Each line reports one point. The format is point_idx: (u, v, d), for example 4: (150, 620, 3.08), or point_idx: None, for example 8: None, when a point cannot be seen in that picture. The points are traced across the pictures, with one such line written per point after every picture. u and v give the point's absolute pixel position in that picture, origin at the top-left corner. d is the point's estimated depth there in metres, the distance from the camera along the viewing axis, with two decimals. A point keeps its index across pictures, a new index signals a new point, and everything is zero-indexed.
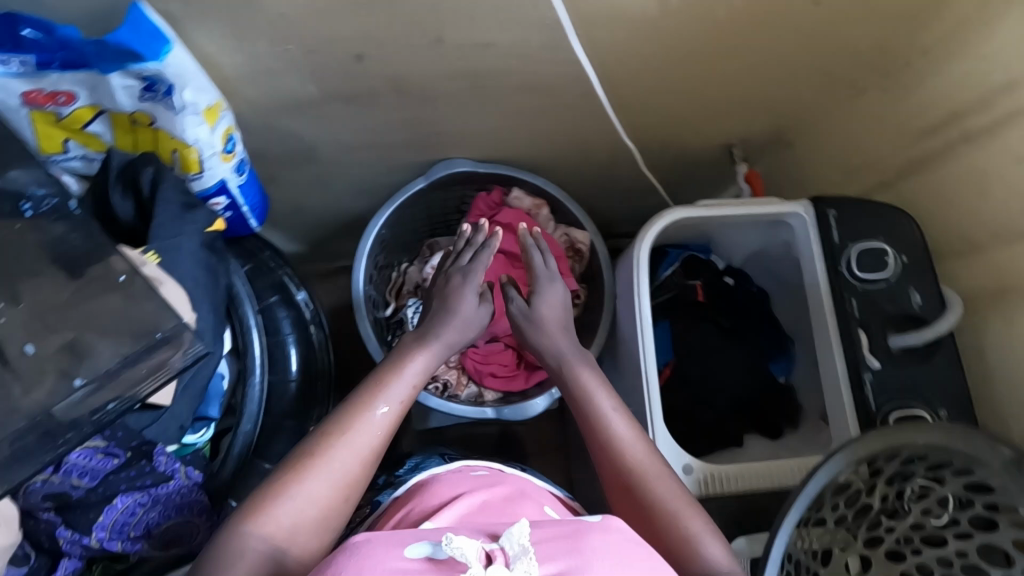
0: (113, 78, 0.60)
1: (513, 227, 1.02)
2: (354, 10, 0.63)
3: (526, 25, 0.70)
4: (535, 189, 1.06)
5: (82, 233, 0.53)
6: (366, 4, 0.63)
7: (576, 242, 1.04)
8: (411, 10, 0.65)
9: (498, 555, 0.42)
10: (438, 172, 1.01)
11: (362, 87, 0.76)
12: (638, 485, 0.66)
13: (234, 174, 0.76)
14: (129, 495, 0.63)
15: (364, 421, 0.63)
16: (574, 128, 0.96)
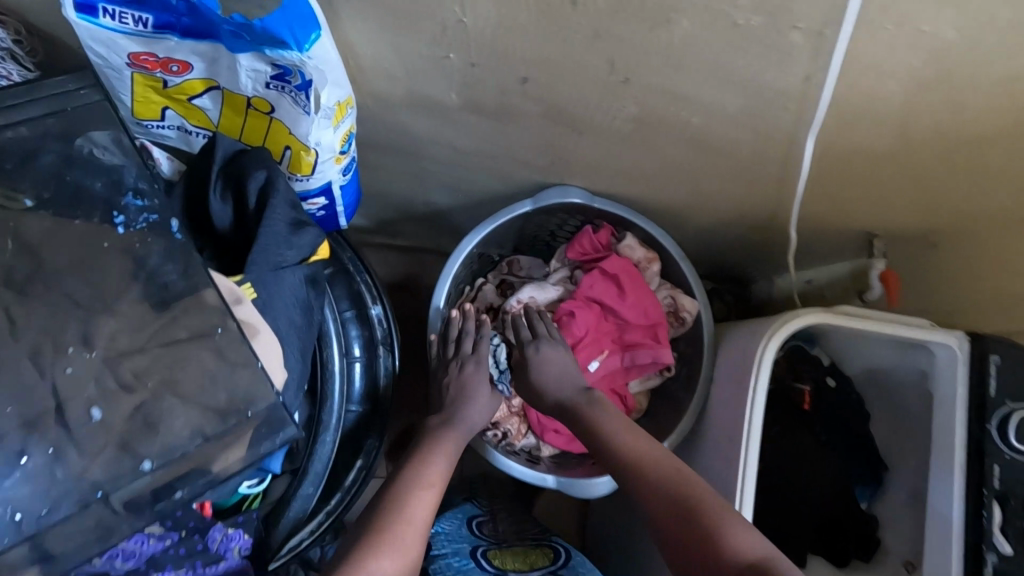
0: (242, 60, 0.48)
1: (617, 278, 0.91)
2: (546, 35, 0.50)
3: (733, 88, 0.56)
4: (648, 237, 0.94)
5: (178, 262, 0.47)
6: (560, 32, 0.50)
7: (680, 308, 0.92)
8: (610, 49, 0.52)
9: None
10: (550, 200, 0.88)
11: (509, 105, 0.64)
12: (653, 483, 0.61)
13: (342, 175, 0.65)
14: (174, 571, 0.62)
15: (415, 497, 0.63)
16: (718, 189, 0.83)
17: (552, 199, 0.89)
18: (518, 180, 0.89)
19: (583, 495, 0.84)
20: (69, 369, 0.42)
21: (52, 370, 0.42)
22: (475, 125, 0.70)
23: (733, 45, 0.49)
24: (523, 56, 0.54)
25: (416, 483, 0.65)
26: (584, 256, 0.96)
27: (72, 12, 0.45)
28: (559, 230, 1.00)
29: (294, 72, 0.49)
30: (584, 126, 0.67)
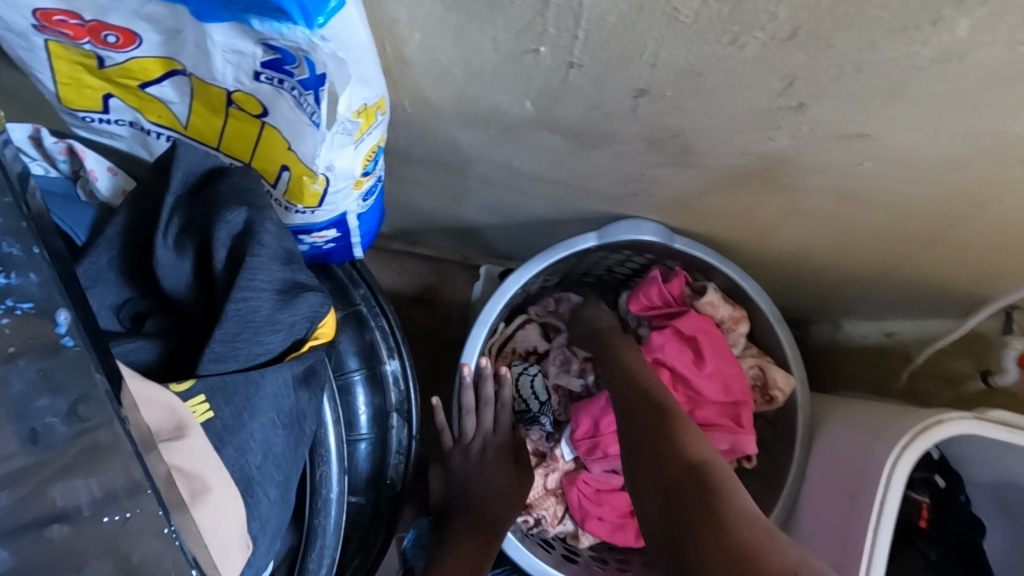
0: (215, 34, 0.30)
1: (694, 342, 0.74)
2: (707, 34, 0.32)
3: (958, 133, 0.37)
4: (735, 290, 0.75)
5: (69, 388, 0.24)
6: (729, 32, 0.31)
7: (771, 386, 0.75)
8: (799, 65, 0.33)
9: None
10: (621, 238, 0.69)
11: (604, 125, 0.45)
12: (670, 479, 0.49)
13: (361, 202, 0.47)
14: None
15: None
16: (847, 246, 0.64)
17: (622, 235, 0.70)
18: (583, 208, 0.70)
19: None
20: None
21: None
22: (548, 144, 0.51)
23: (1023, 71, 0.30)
24: (656, 61, 0.35)
25: None
26: (652, 310, 0.77)
27: None
28: (620, 267, 0.81)
29: (298, 59, 0.30)
30: (701, 158, 0.49)
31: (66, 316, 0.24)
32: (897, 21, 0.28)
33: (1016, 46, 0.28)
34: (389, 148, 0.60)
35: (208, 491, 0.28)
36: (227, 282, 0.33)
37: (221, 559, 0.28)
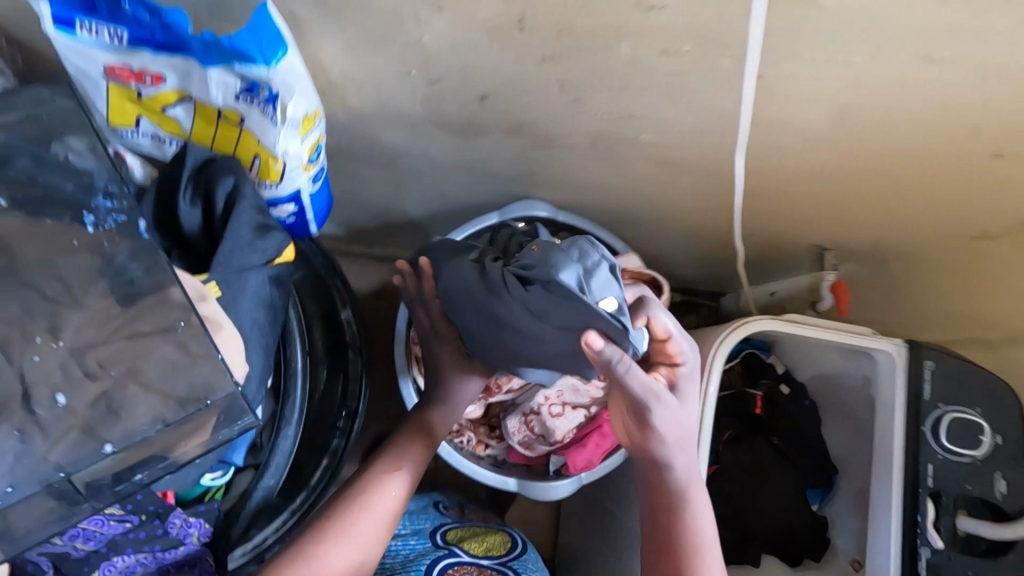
0: (213, 73, 0.51)
1: None
2: (503, 53, 0.54)
3: (680, 108, 0.61)
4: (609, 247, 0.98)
5: (145, 262, 0.45)
6: (517, 54, 0.54)
7: None
8: (563, 69, 0.56)
9: None
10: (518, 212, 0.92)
11: (474, 120, 0.68)
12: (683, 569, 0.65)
13: (311, 183, 0.68)
14: (132, 555, 0.57)
15: (341, 548, 0.62)
16: (679, 203, 0.87)
17: (517, 212, 0.92)
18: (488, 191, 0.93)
19: (542, 497, 0.85)
20: (37, 357, 0.41)
21: (19, 358, 0.40)
22: (446, 136, 0.73)
23: (681, 72, 0.54)
24: (489, 75, 0.58)
25: (389, 472, 0.70)
26: None
27: (51, 26, 0.47)
28: None
29: (263, 85, 0.52)
30: (549, 140, 0.71)
31: (144, 224, 0.46)
32: (594, 41, 0.51)
33: (661, 53, 0.52)
34: (334, 150, 0.81)
35: (224, 321, 0.49)
36: (224, 220, 0.54)
37: (232, 366, 0.49)
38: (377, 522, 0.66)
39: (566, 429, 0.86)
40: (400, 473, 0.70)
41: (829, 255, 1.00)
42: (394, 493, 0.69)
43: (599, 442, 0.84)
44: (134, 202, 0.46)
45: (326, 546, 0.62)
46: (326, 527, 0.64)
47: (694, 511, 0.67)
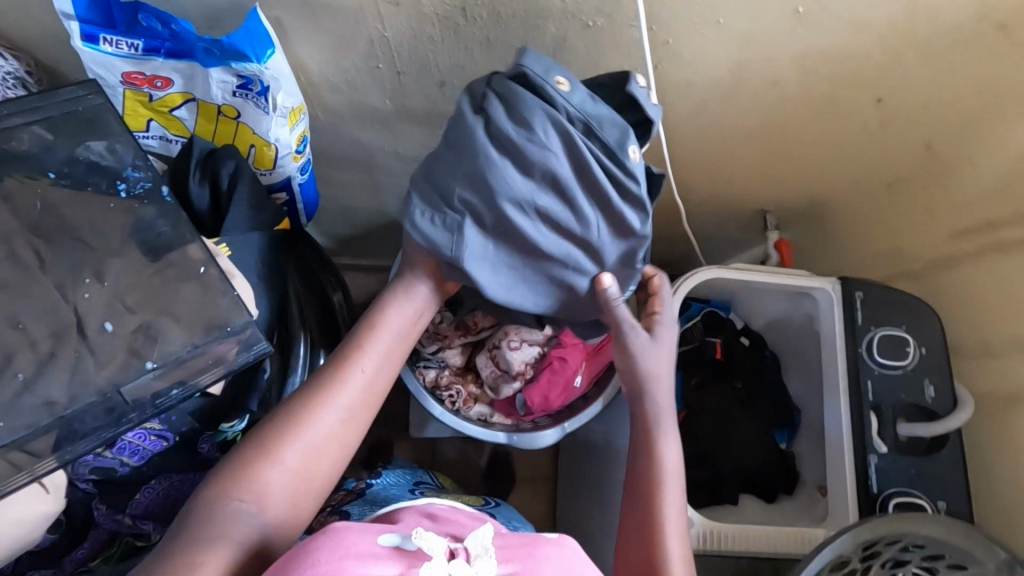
0: (213, 73, 0.62)
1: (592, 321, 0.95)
2: (453, 38, 0.66)
3: (608, 79, 0.72)
4: None
5: (169, 220, 0.55)
6: (466, 38, 0.66)
7: None
8: (505, 50, 0.67)
9: (461, 553, 0.48)
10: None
11: (436, 109, 0.79)
12: (641, 495, 0.66)
13: (299, 174, 0.77)
14: (167, 477, 0.64)
15: (296, 445, 0.60)
16: None
17: None
18: None
19: (531, 445, 0.97)
20: (86, 295, 0.50)
21: (73, 296, 0.49)
22: (414, 130, 0.84)
23: (598, 43, 0.67)
24: (443, 64, 0.70)
25: (347, 367, 0.66)
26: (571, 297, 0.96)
27: (79, 41, 0.58)
28: None
29: (255, 80, 0.63)
30: None
31: (166, 190, 0.56)
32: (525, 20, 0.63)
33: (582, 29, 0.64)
34: (318, 152, 0.92)
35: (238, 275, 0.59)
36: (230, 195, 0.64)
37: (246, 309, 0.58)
38: (335, 422, 0.63)
39: (524, 362, 0.97)
40: (360, 371, 0.66)
41: (770, 218, 1.09)
42: (349, 391, 0.64)
43: (551, 377, 0.95)
44: (157, 172, 0.56)
45: (281, 443, 0.60)
46: (275, 427, 0.61)
47: (663, 443, 0.68)
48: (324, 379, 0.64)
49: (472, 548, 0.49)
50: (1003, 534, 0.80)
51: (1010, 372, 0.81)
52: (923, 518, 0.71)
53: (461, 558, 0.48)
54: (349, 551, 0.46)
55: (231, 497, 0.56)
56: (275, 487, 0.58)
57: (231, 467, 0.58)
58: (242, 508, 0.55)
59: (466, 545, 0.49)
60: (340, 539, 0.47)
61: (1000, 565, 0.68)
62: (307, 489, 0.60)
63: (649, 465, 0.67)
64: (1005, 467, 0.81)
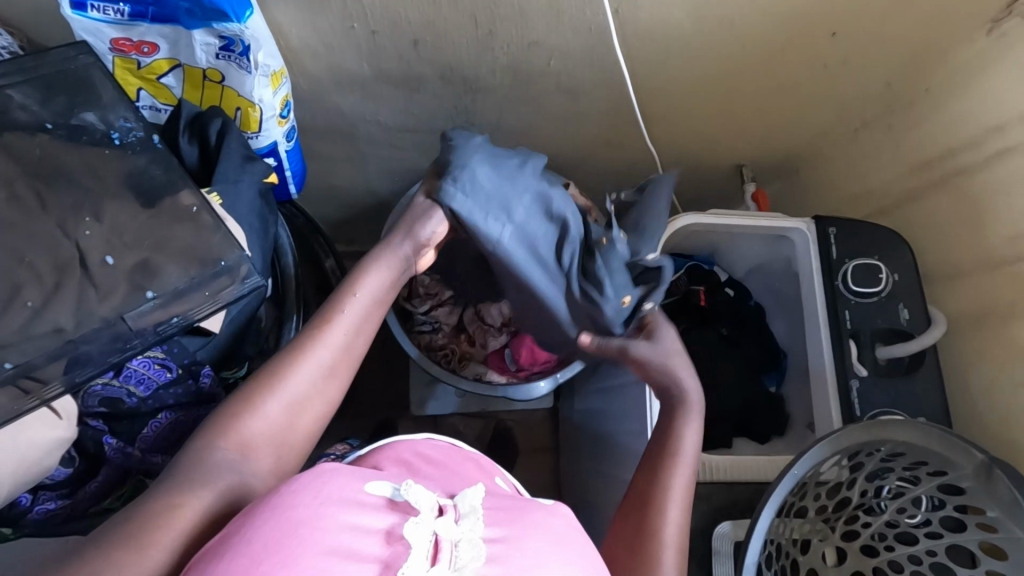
0: (196, 35, 0.66)
1: None
2: None
3: (572, 28, 0.76)
4: None
5: (162, 165, 0.59)
6: None
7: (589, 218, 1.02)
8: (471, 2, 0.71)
9: (450, 510, 0.49)
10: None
11: (412, 71, 0.82)
12: (652, 506, 0.67)
13: (286, 140, 0.80)
14: (173, 412, 0.64)
15: (280, 397, 0.60)
16: (603, 140, 1.02)
17: None
18: None
19: (527, 397, 0.99)
20: (88, 232, 0.54)
21: (75, 234, 0.53)
22: (392, 95, 0.87)
23: None
24: (415, 19, 0.74)
25: (333, 328, 0.65)
26: None
27: (68, 9, 0.62)
28: None
29: (237, 41, 0.66)
30: (477, 83, 0.85)
31: (157, 138, 0.60)
32: None
33: None
34: (303, 128, 0.95)
35: (227, 219, 0.62)
36: (219, 148, 0.67)
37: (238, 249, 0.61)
38: (319, 377, 0.62)
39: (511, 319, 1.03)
40: (348, 329, 0.66)
41: (746, 169, 1.11)
42: (335, 347, 0.64)
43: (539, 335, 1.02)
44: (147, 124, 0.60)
45: (265, 395, 0.59)
46: (261, 382, 0.60)
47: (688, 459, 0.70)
48: (310, 336, 0.63)
49: (461, 507, 0.50)
50: (985, 444, 0.83)
51: (980, 288, 0.84)
52: (903, 424, 0.75)
53: (449, 515, 0.49)
54: (335, 494, 0.47)
55: (218, 447, 0.55)
56: (261, 439, 0.58)
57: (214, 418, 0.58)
58: (228, 457, 0.55)
59: (453, 503, 0.51)
60: (327, 483, 0.48)
61: (979, 468, 0.71)
62: (291, 441, 0.60)
63: (670, 426, 0.73)
64: (981, 380, 0.84)
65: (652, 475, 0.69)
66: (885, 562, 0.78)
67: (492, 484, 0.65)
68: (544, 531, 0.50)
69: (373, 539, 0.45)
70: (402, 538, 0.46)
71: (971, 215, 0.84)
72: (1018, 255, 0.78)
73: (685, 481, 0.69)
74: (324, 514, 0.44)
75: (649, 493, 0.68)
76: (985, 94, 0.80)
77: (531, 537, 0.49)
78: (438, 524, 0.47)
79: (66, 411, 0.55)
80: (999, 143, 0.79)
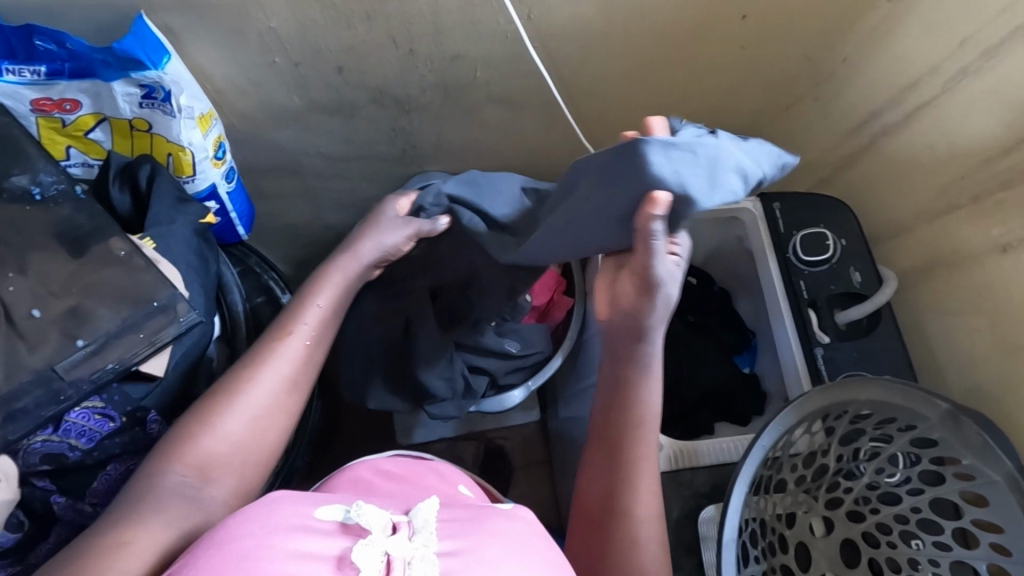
0: (116, 86, 0.66)
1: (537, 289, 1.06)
2: (337, 21, 0.72)
3: (490, 37, 0.78)
4: None
5: (87, 214, 0.59)
6: (348, 19, 0.72)
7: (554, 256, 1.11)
8: (387, 23, 0.73)
9: (404, 527, 0.48)
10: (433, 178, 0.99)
11: (344, 99, 0.84)
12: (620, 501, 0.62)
13: (225, 181, 0.81)
14: (122, 461, 0.63)
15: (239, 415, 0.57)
16: (545, 146, 1.03)
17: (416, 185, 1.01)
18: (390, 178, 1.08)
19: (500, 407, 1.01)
20: (12, 287, 0.54)
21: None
22: (328, 126, 0.89)
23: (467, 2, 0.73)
24: (335, 47, 0.75)
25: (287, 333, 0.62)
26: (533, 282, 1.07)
27: None
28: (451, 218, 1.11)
29: (158, 88, 0.67)
30: (409, 103, 0.87)
31: (81, 189, 0.60)
32: None
33: None
34: (247, 169, 0.96)
35: (162, 262, 0.62)
36: (149, 192, 0.68)
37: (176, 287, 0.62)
38: (278, 390, 0.59)
39: None
40: (302, 338, 0.62)
41: None
42: (293, 355, 0.61)
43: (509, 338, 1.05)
44: (69, 176, 0.60)
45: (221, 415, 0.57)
46: (214, 403, 0.57)
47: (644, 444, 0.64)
48: (261, 348, 0.61)
49: (415, 522, 0.49)
50: (950, 391, 0.83)
51: (922, 241, 0.86)
52: (862, 383, 0.75)
53: (402, 533, 0.48)
54: (282, 522, 0.47)
55: (171, 470, 0.53)
56: (219, 461, 0.55)
57: (173, 439, 0.55)
58: (183, 481, 0.53)
59: (408, 519, 0.49)
60: (275, 511, 0.48)
61: (944, 416, 0.70)
62: (259, 462, 0.58)
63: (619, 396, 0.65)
64: (937, 329, 0.85)
65: (604, 486, 0.63)
66: (871, 525, 0.78)
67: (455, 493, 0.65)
68: (500, 534, 0.51)
69: (323, 565, 0.44)
70: (353, 562, 0.44)
71: (901, 172, 0.87)
72: (949, 205, 0.81)
73: (649, 476, 0.63)
74: (269, 544, 0.43)
75: (607, 498, 0.62)
76: (894, 55, 0.83)
77: (488, 547, 0.48)
78: (389, 542, 0.46)
79: (3, 472, 0.56)
80: (916, 99, 0.82)
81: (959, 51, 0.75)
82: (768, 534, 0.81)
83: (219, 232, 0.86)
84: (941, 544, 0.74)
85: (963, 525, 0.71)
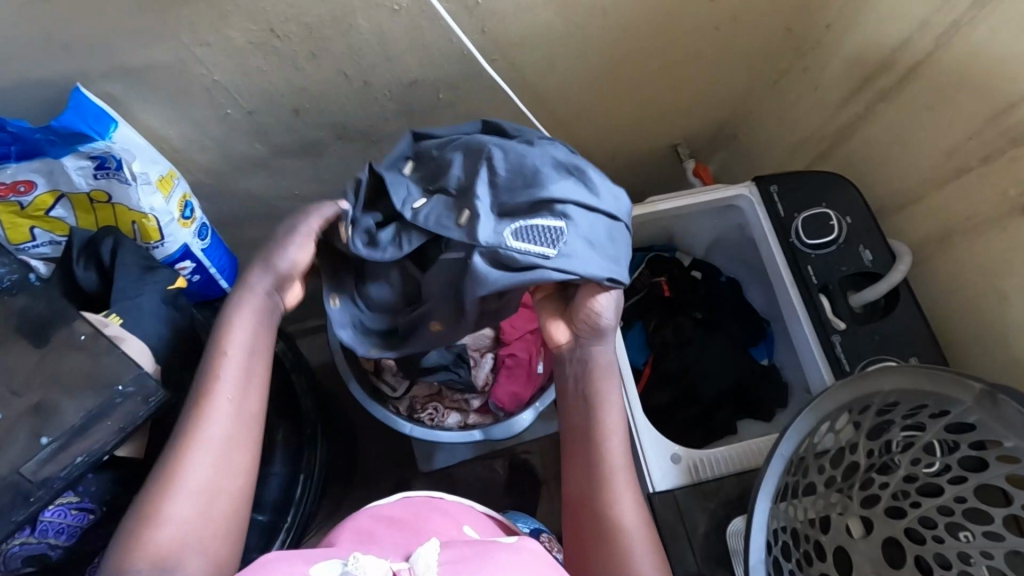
0: (67, 161, 0.68)
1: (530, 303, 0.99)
2: (283, 65, 0.70)
3: (446, 56, 0.75)
4: None
5: (43, 302, 0.66)
6: (295, 59, 0.69)
7: None
8: (334, 56, 0.70)
9: None
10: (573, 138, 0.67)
11: (307, 138, 0.81)
12: (599, 504, 0.61)
13: (198, 238, 0.81)
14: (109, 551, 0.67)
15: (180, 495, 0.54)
16: None
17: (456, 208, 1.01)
18: None
19: (509, 434, 0.96)
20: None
21: None
22: (295, 167, 0.85)
23: (413, 26, 0.69)
24: (286, 89, 0.73)
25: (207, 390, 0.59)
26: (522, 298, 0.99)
27: None
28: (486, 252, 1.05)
29: (108, 158, 0.68)
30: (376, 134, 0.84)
31: (33, 276, 0.68)
32: (338, 26, 0.67)
33: (391, 19, 0.68)
34: (223, 222, 0.93)
35: (129, 337, 0.67)
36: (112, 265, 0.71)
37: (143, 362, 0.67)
38: (217, 454, 0.57)
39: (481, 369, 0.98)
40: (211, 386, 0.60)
41: (681, 148, 1.08)
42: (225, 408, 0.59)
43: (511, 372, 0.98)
44: (22, 265, 0.67)
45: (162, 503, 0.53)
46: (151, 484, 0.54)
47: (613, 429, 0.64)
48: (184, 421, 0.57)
49: (416, 569, 0.44)
50: (987, 368, 0.77)
51: (934, 210, 0.80)
52: (883, 371, 0.71)
53: None
54: None
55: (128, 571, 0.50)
56: (174, 546, 0.52)
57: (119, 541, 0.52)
58: None
59: (410, 566, 0.44)
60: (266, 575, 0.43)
61: (980, 397, 0.65)
62: (224, 530, 0.55)
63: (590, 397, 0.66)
64: (962, 302, 0.79)
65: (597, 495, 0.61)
66: (914, 520, 0.71)
67: (458, 532, 0.61)
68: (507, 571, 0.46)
69: None
70: None
71: (903, 138, 0.81)
72: (959, 167, 0.75)
73: (630, 482, 0.63)
74: None
75: (588, 496, 0.62)
76: (876, 16, 0.78)
77: None
78: None
79: None
80: (909, 58, 0.76)
81: (949, 3, 0.69)
82: (801, 542, 0.76)
83: (200, 289, 0.85)
84: (993, 534, 0.66)
85: (1015, 511, 0.64)
